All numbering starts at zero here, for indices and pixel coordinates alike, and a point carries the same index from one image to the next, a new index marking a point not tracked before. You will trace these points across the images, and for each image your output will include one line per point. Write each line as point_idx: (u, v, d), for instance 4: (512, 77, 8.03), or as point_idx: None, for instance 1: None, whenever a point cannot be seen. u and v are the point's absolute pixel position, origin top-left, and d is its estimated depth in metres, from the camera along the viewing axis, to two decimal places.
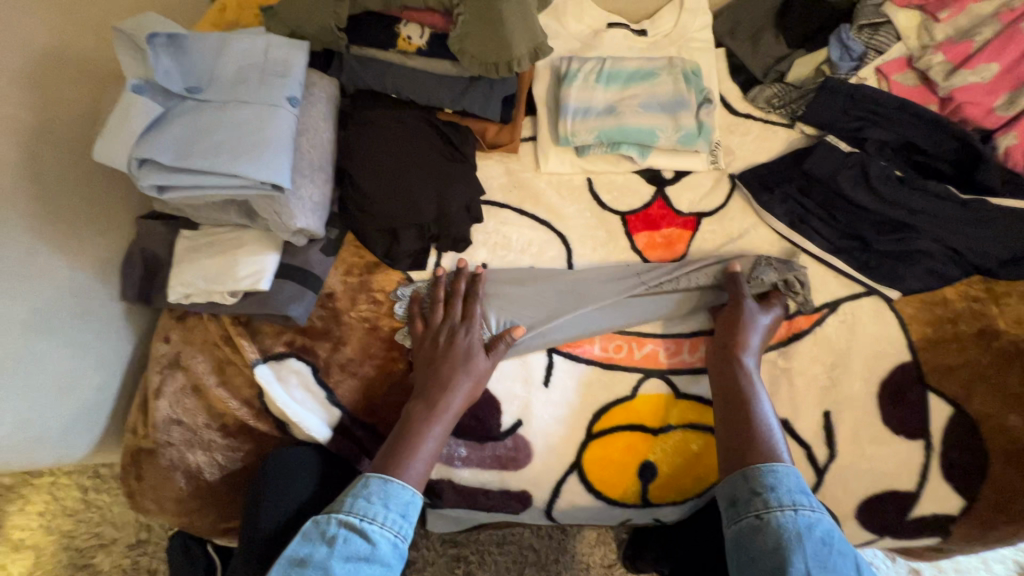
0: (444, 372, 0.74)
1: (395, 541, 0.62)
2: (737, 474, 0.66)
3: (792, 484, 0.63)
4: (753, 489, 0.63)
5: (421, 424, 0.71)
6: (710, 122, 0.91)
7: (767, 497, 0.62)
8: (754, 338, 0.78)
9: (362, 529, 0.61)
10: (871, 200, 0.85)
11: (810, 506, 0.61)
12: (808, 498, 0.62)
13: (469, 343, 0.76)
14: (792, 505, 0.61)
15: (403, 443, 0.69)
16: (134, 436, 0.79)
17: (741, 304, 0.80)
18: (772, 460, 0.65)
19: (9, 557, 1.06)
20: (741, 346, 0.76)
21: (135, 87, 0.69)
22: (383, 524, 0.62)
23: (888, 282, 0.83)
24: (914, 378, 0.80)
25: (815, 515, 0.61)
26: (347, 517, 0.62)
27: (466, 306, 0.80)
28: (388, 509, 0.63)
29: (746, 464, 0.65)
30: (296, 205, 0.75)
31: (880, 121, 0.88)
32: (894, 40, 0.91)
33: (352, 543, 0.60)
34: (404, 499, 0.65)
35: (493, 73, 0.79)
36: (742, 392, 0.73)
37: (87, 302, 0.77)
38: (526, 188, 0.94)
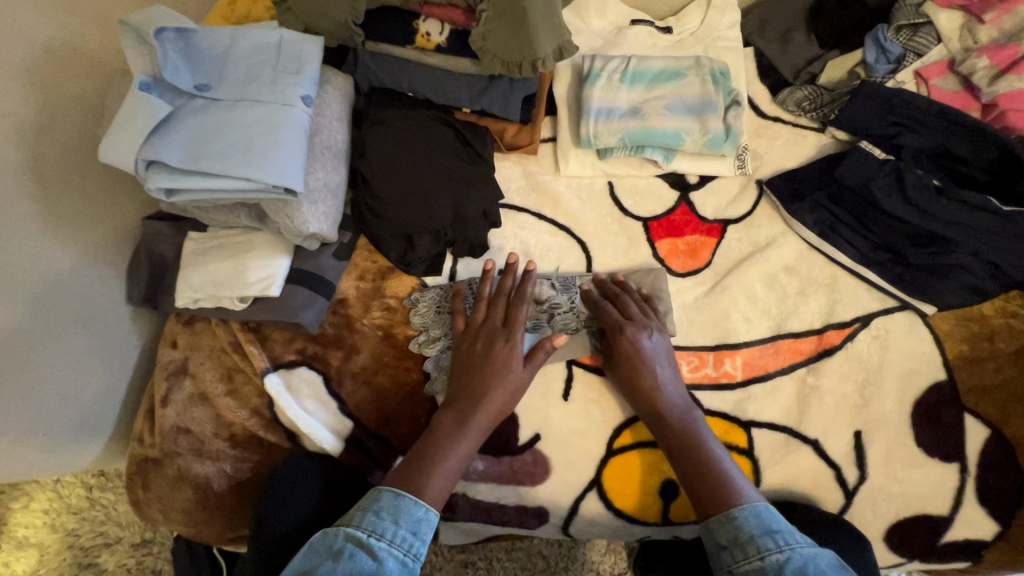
0: (479, 383, 0.69)
1: (404, 560, 0.59)
2: (705, 529, 0.65)
3: (755, 528, 0.61)
4: (720, 541, 0.63)
5: (448, 440, 0.67)
6: (739, 125, 0.87)
7: (733, 551, 0.61)
8: (659, 367, 0.73)
9: (370, 545, 0.58)
10: (908, 211, 0.81)
11: (777, 549, 0.59)
12: (776, 538, 0.60)
13: (508, 353, 0.70)
14: (758, 553, 0.60)
15: (425, 457, 0.66)
16: (140, 444, 0.77)
17: (622, 337, 0.74)
18: (732, 505, 0.64)
19: (13, 554, 1.04)
20: (647, 383, 0.72)
21: (143, 84, 0.66)
22: (391, 541, 0.59)
23: (923, 297, 0.80)
24: (949, 397, 0.77)
25: (783, 556, 0.58)
26: (354, 532, 0.59)
27: (511, 309, 0.73)
28: (398, 526, 0.60)
29: (706, 517, 0.65)
30: (309, 209, 0.72)
31: (918, 127, 0.84)
32: (935, 41, 0.88)
33: (358, 559, 0.57)
34: (416, 516, 0.61)
35: (516, 72, 0.76)
36: (677, 430, 0.70)
37: (92, 307, 0.74)
38: (545, 191, 0.90)
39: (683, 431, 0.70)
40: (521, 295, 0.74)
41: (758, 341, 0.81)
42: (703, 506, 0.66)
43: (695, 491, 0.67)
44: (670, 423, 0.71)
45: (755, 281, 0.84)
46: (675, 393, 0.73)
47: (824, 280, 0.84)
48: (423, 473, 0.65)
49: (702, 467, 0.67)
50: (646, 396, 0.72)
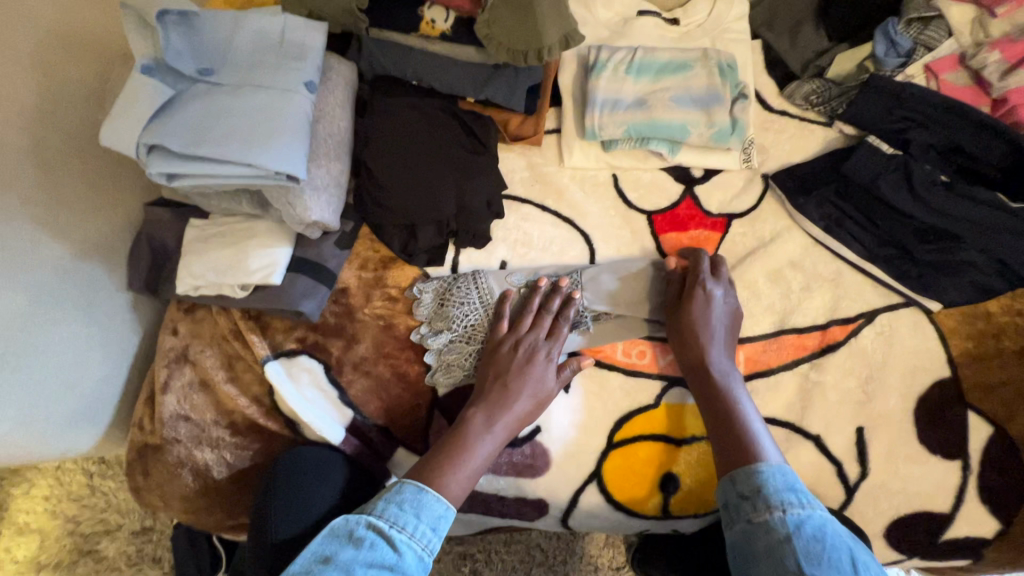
0: (512, 387, 0.70)
1: (421, 555, 0.59)
2: (726, 479, 0.65)
3: (778, 483, 0.62)
4: (741, 493, 0.63)
5: (477, 438, 0.68)
6: (744, 119, 0.88)
7: (755, 501, 0.62)
8: (717, 327, 0.75)
9: (391, 536, 0.59)
10: (914, 206, 0.81)
11: (798, 504, 0.60)
12: (797, 494, 0.61)
13: (534, 358, 0.72)
14: (781, 506, 0.61)
15: (452, 451, 0.67)
16: (140, 431, 0.77)
17: (697, 289, 0.76)
18: (756, 460, 0.65)
19: (14, 540, 1.05)
20: (703, 331, 0.74)
21: (145, 68, 0.65)
22: (412, 535, 0.59)
23: (928, 293, 0.80)
24: (952, 395, 0.76)
25: (804, 512, 0.60)
26: (377, 522, 0.59)
27: (554, 322, 0.76)
28: (419, 520, 0.61)
29: (729, 470, 0.66)
30: (311, 196, 0.71)
31: (927, 123, 0.84)
32: (945, 35, 0.87)
33: (378, 549, 0.58)
34: (437, 512, 0.62)
35: (520, 62, 0.74)
36: (717, 381, 0.72)
37: (93, 292, 0.74)
38: (549, 182, 0.90)
39: (722, 385, 0.72)
40: (565, 311, 0.76)
41: (761, 336, 0.80)
42: (727, 459, 0.67)
43: (727, 440, 0.68)
44: (710, 375, 0.72)
45: (759, 276, 0.83)
46: (724, 360, 0.74)
47: (830, 276, 0.84)
48: (448, 468, 0.66)
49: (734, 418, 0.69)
50: (698, 343, 0.74)
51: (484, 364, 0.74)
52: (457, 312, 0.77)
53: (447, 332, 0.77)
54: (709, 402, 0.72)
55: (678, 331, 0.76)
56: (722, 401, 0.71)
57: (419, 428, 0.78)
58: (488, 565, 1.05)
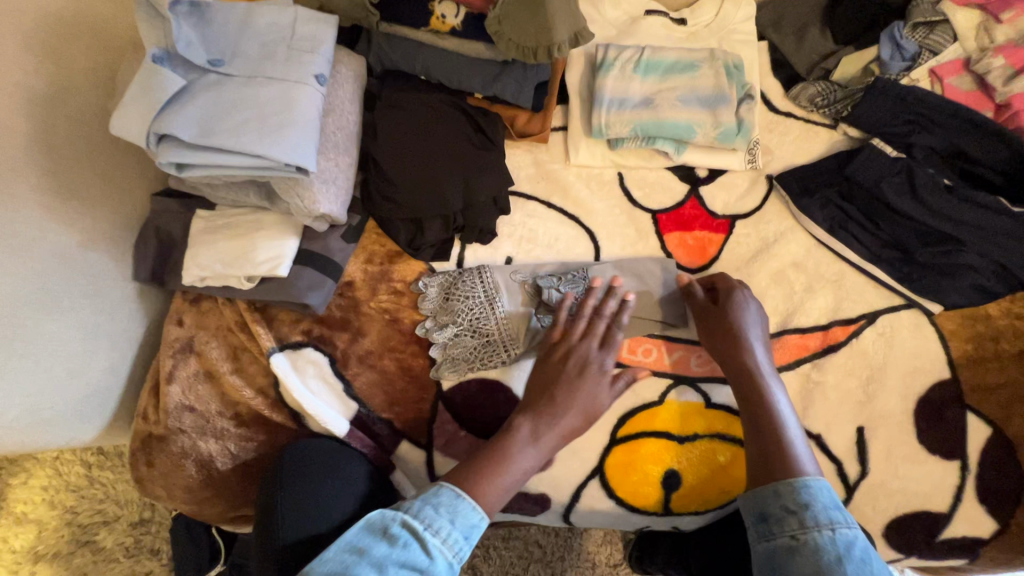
0: (560, 401, 0.70)
1: (451, 562, 0.60)
2: (767, 490, 0.63)
3: (824, 500, 0.61)
4: (786, 506, 0.61)
5: (520, 449, 0.68)
6: (750, 120, 0.88)
7: (802, 517, 0.60)
8: (753, 333, 0.75)
9: (424, 539, 0.59)
10: (916, 209, 0.81)
11: (845, 524, 0.59)
12: (843, 514, 0.60)
13: (584, 369, 0.72)
14: (829, 524, 0.59)
15: (496, 459, 0.67)
16: (145, 421, 0.77)
17: (731, 298, 0.76)
18: (802, 474, 0.63)
19: (11, 530, 1.04)
20: (740, 335, 0.74)
21: (156, 57, 0.65)
22: (445, 540, 0.60)
23: (929, 295, 0.80)
24: (951, 396, 0.77)
25: (851, 533, 0.59)
26: (413, 523, 0.60)
27: (608, 332, 0.75)
28: (452, 526, 0.61)
29: (773, 481, 0.63)
30: (320, 189, 0.71)
31: (930, 126, 0.84)
32: (951, 40, 0.87)
33: (410, 550, 0.59)
34: (471, 520, 0.62)
35: (530, 58, 0.75)
36: (759, 383, 0.71)
37: (100, 281, 0.74)
38: (554, 180, 0.90)
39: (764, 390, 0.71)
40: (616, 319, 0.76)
41: None
42: (770, 471, 0.65)
43: (770, 443, 0.67)
44: (752, 379, 0.71)
45: (762, 277, 0.84)
46: (765, 367, 0.73)
47: (832, 276, 0.84)
48: (489, 476, 0.66)
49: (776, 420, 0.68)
50: (740, 347, 0.73)
51: (536, 369, 0.74)
52: (463, 305, 0.78)
53: (451, 326, 0.77)
54: (747, 405, 0.71)
55: (717, 334, 0.75)
56: (763, 405, 0.69)
57: (423, 422, 0.78)
58: (487, 560, 1.05)
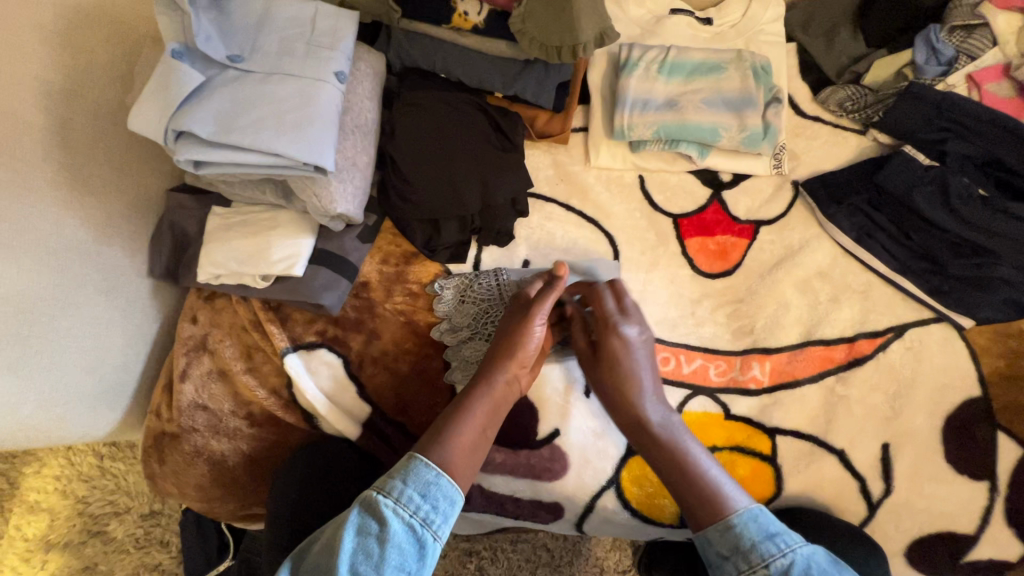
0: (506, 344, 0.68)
1: (412, 524, 0.52)
2: (699, 536, 0.56)
3: (756, 533, 0.54)
4: (720, 552, 0.55)
5: (476, 397, 0.63)
6: (776, 124, 0.86)
7: (737, 561, 0.53)
8: (637, 365, 0.67)
9: (376, 504, 0.53)
10: (949, 220, 0.79)
11: (780, 554, 0.52)
12: (777, 542, 0.53)
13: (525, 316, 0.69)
14: (762, 561, 0.52)
15: (451, 415, 0.61)
16: (158, 419, 0.77)
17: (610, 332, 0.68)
18: (726, 511, 0.56)
19: (24, 518, 1.05)
20: (624, 374, 0.66)
21: (175, 52, 0.63)
22: (398, 500, 0.53)
23: (961, 309, 0.78)
24: (982, 414, 0.75)
25: (793, 562, 0.52)
26: (365, 491, 0.54)
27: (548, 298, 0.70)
28: (406, 486, 0.54)
29: (699, 526, 0.57)
30: (337, 188, 0.70)
31: (966, 134, 0.81)
32: (989, 45, 0.84)
33: (364, 518, 0.52)
34: (425, 478, 0.54)
35: (554, 58, 0.73)
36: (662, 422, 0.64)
37: (115, 277, 0.73)
38: (573, 182, 0.88)
39: (665, 436, 0.63)
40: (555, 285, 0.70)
41: (787, 347, 0.79)
42: (694, 512, 0.57)
43: (682, 486, 0.59)
44: (648, 430, 0.63)
45: (786, 286, 0.82)
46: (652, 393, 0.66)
47: (859, 287, 0.82)
48: (452, 426, 0.60)
49: (682, 467, 0.60)
50: (626, 402, 0.65)
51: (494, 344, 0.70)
52: (480, 309, 0.77)
53: (467, 330, 0.77)
54: (653, 463, 0.62)
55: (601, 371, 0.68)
56: (663, 453, 0.62)
57: None
58: (494, 563, 1.04)
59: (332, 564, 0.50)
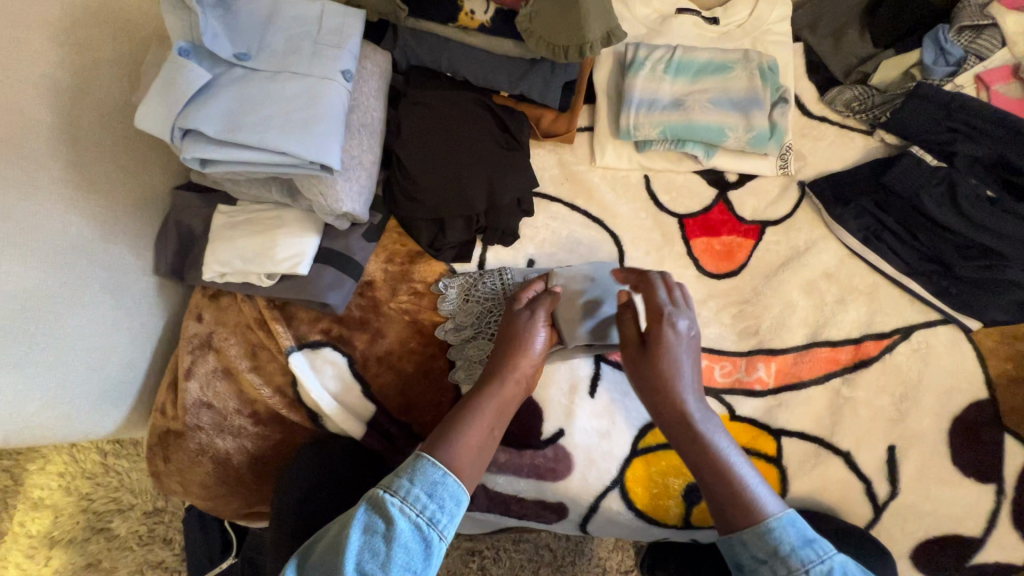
0: (508, 347, 0.67)
1: (418, 524, 0.53)
2: (734, 539, 0.56)
3: (794, 538, 0.53)
4: (756, 555, 0.54)
5: (483, 399, 0.62)
6: (783, 124, 0.85)
7: (774, 565, 0.53)
8: (685, 363, 0.61)
9: (383, 503, 0.53)
10: (957, 222, 0.78)
11: (819, 560, 0.52)
12: (816, 548, 0.53)
13: (526, 320, 0.68)
14: (802, 566, 0.52)
15: (456, 418, 0.60)
16: (163, 417, 0.77)
17: (663, 328, 0.61)
18: (764, 515, 0.55)
19: (28, 514, 1.05)
20: (673, 376, 0.60)
21: (182, 50, 0.63)
22: (405, 500, 0.53)
23: (968, 312, 0.78)
24: (988, 416, 0.75)
25: (829, 568, 0.52)
26: (373, 490, 0.54)
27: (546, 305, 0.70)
28: (413, 485, 0.54)
29: (733, 529, 0.56)
30: (343, 187, 0.70)
31: (974, 135, 0.81)
32: (998, 45, 0.84)
33: (372, 517, 0.53)
34: (432, 478, 0.55)
35: (560, 57, 0.72)
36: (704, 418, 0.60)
37: (121, 275, 0.73)
38: (579, 182, 0.88)
39: (705, 435, 0.58)
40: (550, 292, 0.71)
41: (793, 348, 0.79)
42: (725, 518, 0.56)
43: (716, 487, 0.57)
44: (689, 428, 0.59)
45: (792, 287, 0.82)
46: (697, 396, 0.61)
47: (865, 289, 0.82)
48: (458, 429, 0.59)
49: (723, 473, 0.56)
50: (671, 396, 0.60)
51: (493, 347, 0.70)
52: (484, 308, 0.77)
53: (470, 329, 0.76)
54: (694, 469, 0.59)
55: (647, 372, 0.61)
56: (709, 457, 0.57)
57: None
58: (497, 563, 1.04)
59: (338, 563, 0.51)
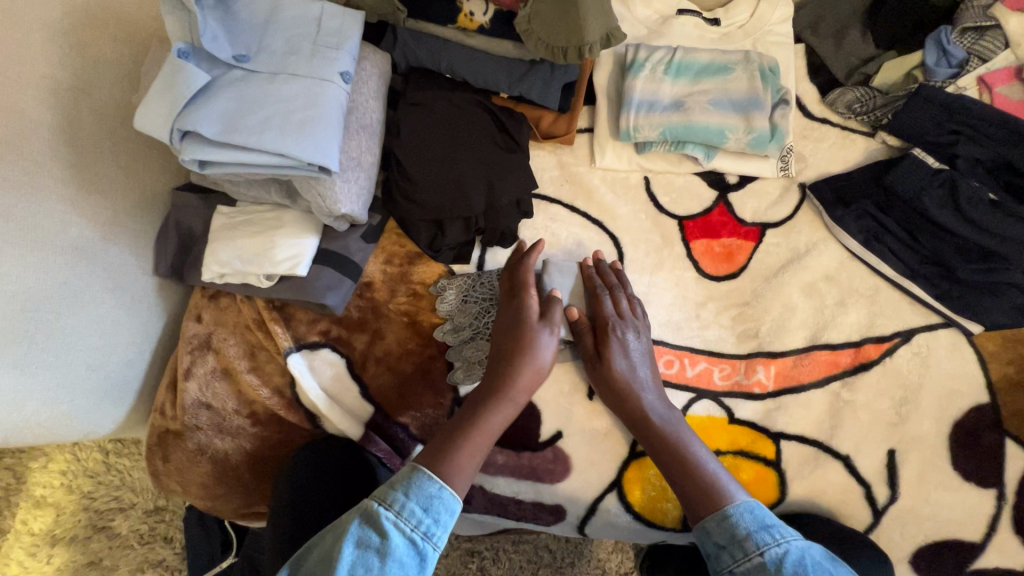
0: (513, 357, 0.67)
1: (413, 538, 0.53)
2: (699, 530, 0.62)
3: (751, 523, 0.59)
4: (717, 542, 0.60)
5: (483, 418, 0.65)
6: (784, 126, 0.85)
7: (732, 549, 0.58)
8: (638, 370, 0.71)
9: (377, 516, 0.53)
10: (957, 222, 0.78)
11: (773, 543, 0.57)
12: (772, 533, 0.58)
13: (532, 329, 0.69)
14: (757, 549, 0.57)
15: (459, 436, 0.63)
16: (162, 417, 0.77)
17: (612, 337, 0.72)
18: (723, 504, 0.62)
19: (30, 512, 1.06)
20: (629, 382, 0.70)
21: (181, 51, 0.63)
22: (400, 515, 0.54)
23: (970, 315, 0.77)
24: (990, 420, 0.75)
25: (783, 549, 0.57)
26: (366, 501, 0.55)
27: (547, 313, 0.71)
28: (408, 499, 0.55)
29: (699, 519, 0.62)
30: (342, 189, 0.70)
31: (976, 137, 0.80)
32: (1002, 47, 0.83)
33: (365, 530, 0.53)
34: (428, 492, 0.55)
35: (559, 59, 0.72)
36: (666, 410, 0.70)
37: (121, 276, 0.73)
38: (578, 183, 0.88)
39: (668, 431, 0.68)
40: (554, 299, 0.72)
41: (793, 351, 0.79)
42: (694, 510, 0.63)
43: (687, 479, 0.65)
44: (652, 426, 0.69)
45: (792, 290, 0.81)
46: (653, 394, 0.71)
47: (866, 291, 0.81)
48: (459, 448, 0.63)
49: (694, 474, 0.65)
50: (630, 399, 0.70)
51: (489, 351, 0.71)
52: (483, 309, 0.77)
53: (469, 330, 0.76)
54: (666, 469, 0.67)
55: (605, 381, 0.72)
56: (678, 459, 0.66)
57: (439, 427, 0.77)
58: (496, 563, 1.04)
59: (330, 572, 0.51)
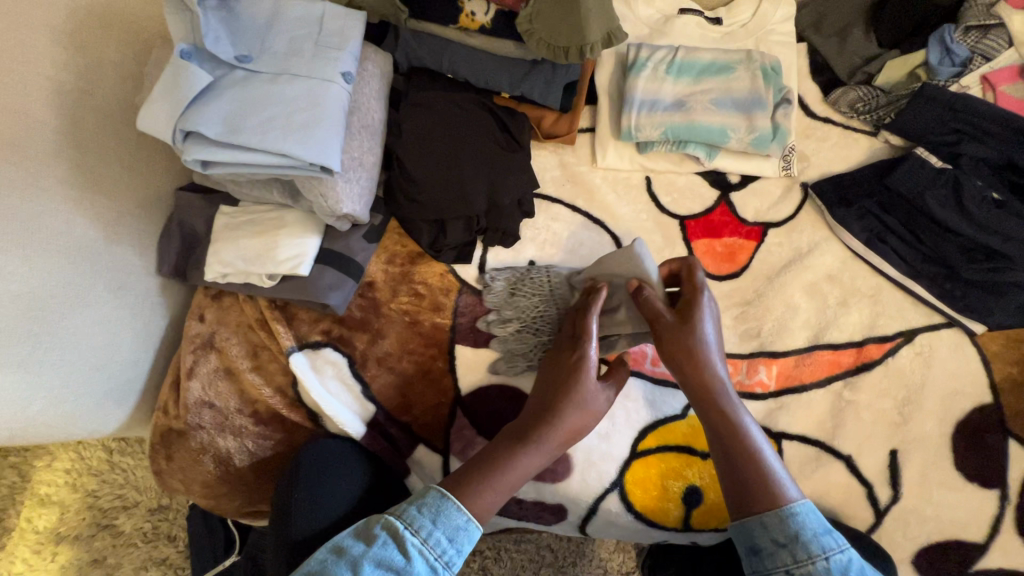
0: (562, 393, 0.64)
1: (434, 565, 0.55)
2: (755, 522, 0.59)
3: (814, 526, 0.57)
4: (776, 539, 0.58)
5: (522, 448, 0.61)
6: (786, 125, 0.84)
7: (794, 549, 0.57)
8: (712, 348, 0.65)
9: (403, 539, 0.54)
10: (961, 223, 0.78)
11: (838, 549, 0.56)
12: (833, 537, 0.57)
13: (579, 364, 0.64)
14: (822, 553, 0.56)
15: (497, 461, 0.61)
16: (165, 416, 0.77)
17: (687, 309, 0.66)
18: (787, 501, 0.59)
19: (35, 511, 1.06)
20: (700, 356, 0.64)
21: (184, 52, 0.64)
22: (425, 542, 0.55)
23: (974, 315, 0.77)
24: (992, 421, 0.74)
25: (845, 557, 0.56)
26: (392, 518, 0.56)
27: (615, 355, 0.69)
28: (436, 528, 0.56)
29: (756, 510, 0.59)
30: (343, 188, 0.70)
31: (979, 137, 0.80)
32: (1005, 45, 0.83)
33: (389, 550, 0.54)
34: (457, 523, 0.56)
35: (561, 58, 0.73)
36: (724, 404, 0.64)
37: (124, 275, 0.74)
38: (580, 182, 0.88)
39: (724, 415, 0.63)
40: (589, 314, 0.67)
41: (794, 350, 0.79)
42: (746, 502, 0.60)
43: (738, 475, 0.60)
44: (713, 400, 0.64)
45: (794, 289, 0.81)
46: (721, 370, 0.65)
47: (868, 291, 0.81)
48: (495, 471, 0.60)
49: (753, 468, 0.60)
50: (698, 371, 0.64)
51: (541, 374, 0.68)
52: (528, 302, 0.77)
53: (516, 321, 0.77)
54: (728, 466, 0.62)
55: (674, 356, 0.65)
56: (737, 450, 0.61)
57: (440, 426, 0.78)
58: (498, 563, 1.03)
59: None
